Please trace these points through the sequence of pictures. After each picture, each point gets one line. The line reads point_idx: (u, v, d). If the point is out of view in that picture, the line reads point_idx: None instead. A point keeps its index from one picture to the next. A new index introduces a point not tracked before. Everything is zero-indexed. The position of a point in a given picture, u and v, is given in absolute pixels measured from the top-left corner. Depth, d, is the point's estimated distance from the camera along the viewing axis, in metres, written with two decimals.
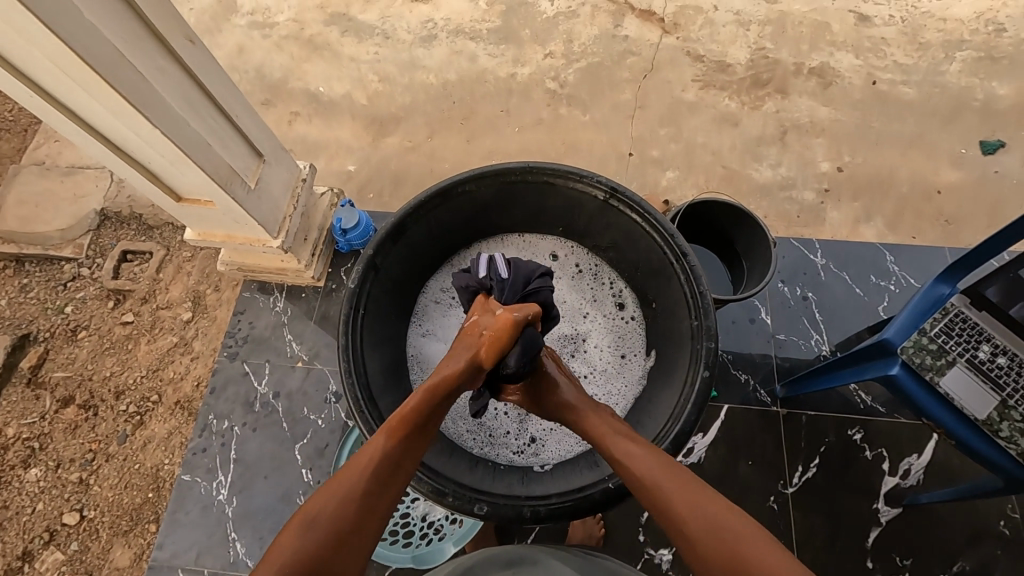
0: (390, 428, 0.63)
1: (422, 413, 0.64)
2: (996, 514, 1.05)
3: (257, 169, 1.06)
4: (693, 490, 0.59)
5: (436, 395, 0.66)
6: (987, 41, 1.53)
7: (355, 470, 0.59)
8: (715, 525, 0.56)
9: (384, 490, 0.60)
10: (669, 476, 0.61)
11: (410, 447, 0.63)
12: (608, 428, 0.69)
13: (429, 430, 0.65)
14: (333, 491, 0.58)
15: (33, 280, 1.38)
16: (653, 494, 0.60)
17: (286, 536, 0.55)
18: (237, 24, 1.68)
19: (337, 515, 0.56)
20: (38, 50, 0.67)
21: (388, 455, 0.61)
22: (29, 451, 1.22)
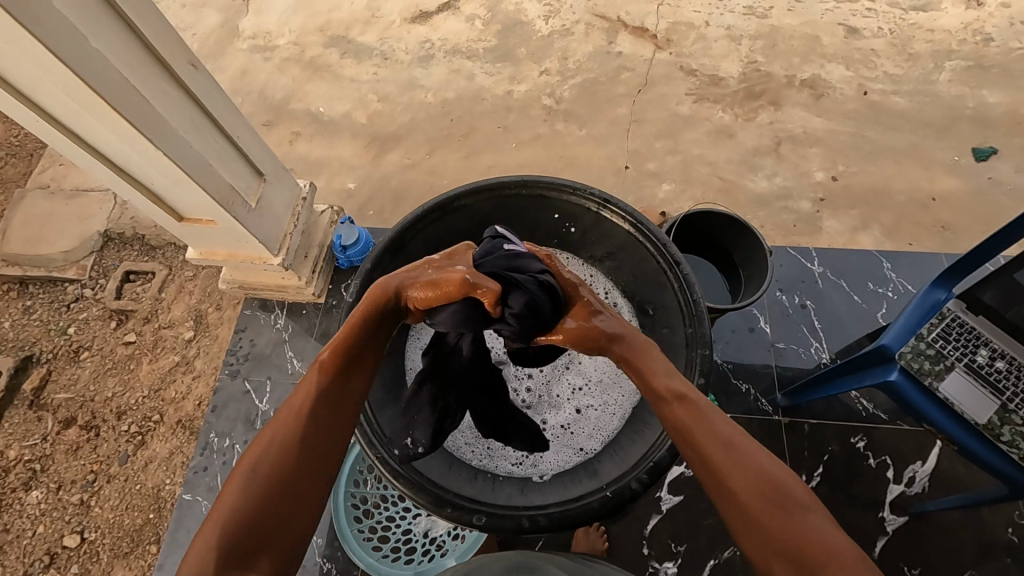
0: (321, 364, 0.63)
1: (354, 345, 0.64)
2: (1004, 522, 1.03)
3: (257, 188, 1.08)
4: (750, 450, 0.56)
5: (366, 323, 0.65)
6: (976, 50, 1.55)
7: (292, 412, 0.59)
8: (770, 489, 0.53)
9: (327, 425, 0.59)
10: (731, 433, 0.57)
11: (348, 378, 0.63)
12: (658, 369, 0.64)
13: (365, 362, 0.64)
14: (273, 435, 0.58)
15: (37, 302, 1.39)
16: (703, 446, 0.56)
17: (231, 486, 0.55)
18: (239, 48, 1.72)
19: (276, 457, 0.56)
20: (46, 76, 0.69)
21: (326, 389, 0.61)
22: (30, 473, 1.22)
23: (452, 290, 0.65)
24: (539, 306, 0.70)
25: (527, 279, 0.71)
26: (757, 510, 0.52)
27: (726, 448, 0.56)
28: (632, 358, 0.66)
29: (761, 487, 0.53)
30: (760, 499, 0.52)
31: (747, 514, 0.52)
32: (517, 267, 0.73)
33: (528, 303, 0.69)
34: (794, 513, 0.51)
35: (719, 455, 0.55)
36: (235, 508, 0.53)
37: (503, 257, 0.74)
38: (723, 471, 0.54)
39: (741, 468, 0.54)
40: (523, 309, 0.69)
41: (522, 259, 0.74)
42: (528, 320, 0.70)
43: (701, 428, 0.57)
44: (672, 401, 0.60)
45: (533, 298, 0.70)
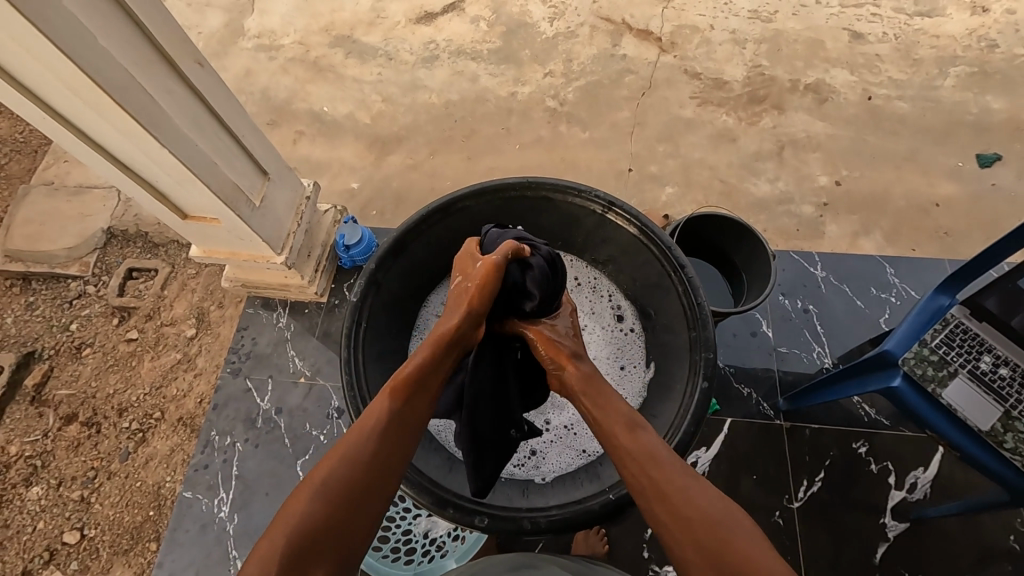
0: (391, 388, 0.63)
1: (424, 371, 0.64)
2: (1005, 529, 1.03)
3: (261, 187, 1.08)
4: (693, 477, 0.58)
5: (437, 348, 0.66)
6: (980, 56, 1.55)
7: (360, 434, 0.60)
8: (711, 513, 0.55)
9: (389, 451, 0.59)
10: (673, 460, 0.60)
11: (415, 405, 0.63)
12: (611, 408, 0.65)
13: (430, 390, 0.65)
14: (339, 456, 0.58)
15: (39, 298, 1.39)
16: (652, 477, 0.58)
17: (297, 501, 0.55)
18: (244, 47, 1.72)
19: (341, 478, 0.56)
20: (52, 71, 0.69)
21: (394, 414, 0.61)
22: (31, 469, 1.23)
23: (496, 258, 0.68)
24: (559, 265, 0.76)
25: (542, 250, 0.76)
26: (699, 532, 0.54)
27: (669, 472, 0.58)
28: (594, 380, 0.69)
29: (701, 511, 0.55)
30: (701, 523, 0.54)
31: (688, 537, 0.54)
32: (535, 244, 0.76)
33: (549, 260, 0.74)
34: (735, 537, 0.53)
35: (660, 478, 0.58)
36: (299, 528, 0.53)
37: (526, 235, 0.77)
38: (663, 494, 0.57)
39: (684, 493, 0.56)
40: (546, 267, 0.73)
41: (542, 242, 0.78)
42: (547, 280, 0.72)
43: (649, 464, 0.59)
44: (620, 428, 0.63)
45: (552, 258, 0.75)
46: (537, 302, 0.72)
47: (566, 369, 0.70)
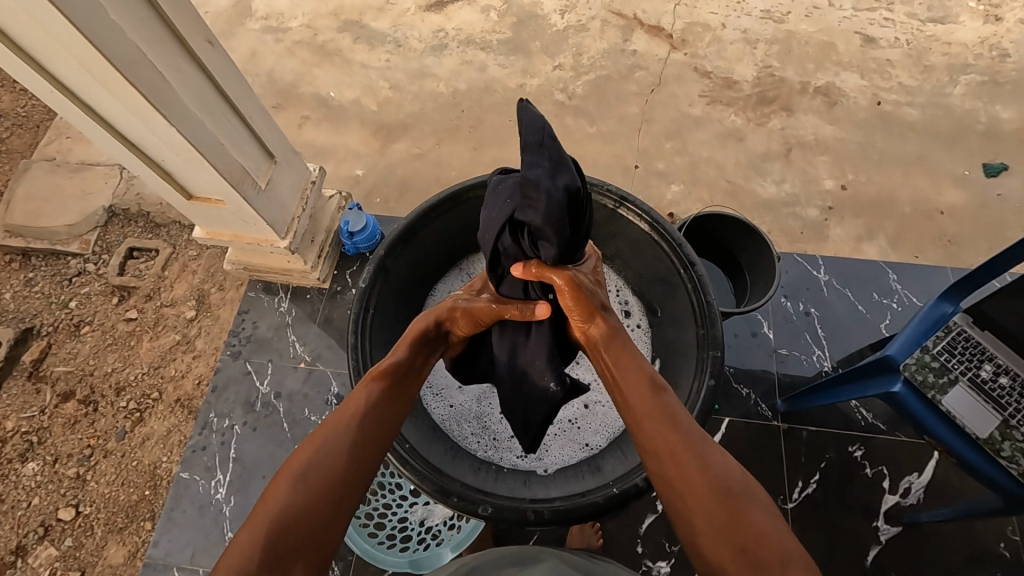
0: (371, 380, 0.65)
1: (404, 364, 0.68)
2: (995, 536, 1.04)
3: (268, 170, 1.07)
4: (712, 448, 0.59)
5: (413, 346, 0.70)
6: (991, 65, 1.55)
7: (343, 422, 0.60)
8: (724, 481, 0.55)
9: (371, 440, 0.60)
10: (692, 428, 0.61)
11: (395, 396, 0.65)
12: (633, 368, 0.66)
13: (409, 386, 0.67)
14: (322, 444, 0.57)
15: (38, 275, 1.39)
16: (669, 440, 0.59)
17: (277, 489, 0.54)
18: (251, 28, 1.71)
19: (325, 464, 0.56)
20: (62, 44, 0.68)
21: (375, 404, 0.63)
22: (27, 445, 1.22)
23: (509, 313, 0.74)
24: (581, 197, 0.64)
25: (563, 176, 0.61)
26: (709, 500, 0.54)
27: (687, 439, 0.59)
28: (617, 338, 0.69)
29: (713, 477, 0.55)
30: (714, 491, 0.55)
31: (697, 501, 0.55)
32: (553, 168, 0.60)
33: (568, 192, 0.61)
34: (747, 509, 0.53)
35: (677, 442, 0.58)
36: (281, 513, 0.52)
37: (546, 145, 0.59)
38: (678, 457, 0.57)
39: (699, 459, 0.57)
40: (561, 202, 0.61)
41: (566, 157, 0.61)
42: (562, 218, 0.62)
43: (667, 429, 0.60)
44: (644, 387, 0.64)
45: (575, 190, 0.62)
46: (556, 254, 0.65)
47: (594, 322, 0.70)
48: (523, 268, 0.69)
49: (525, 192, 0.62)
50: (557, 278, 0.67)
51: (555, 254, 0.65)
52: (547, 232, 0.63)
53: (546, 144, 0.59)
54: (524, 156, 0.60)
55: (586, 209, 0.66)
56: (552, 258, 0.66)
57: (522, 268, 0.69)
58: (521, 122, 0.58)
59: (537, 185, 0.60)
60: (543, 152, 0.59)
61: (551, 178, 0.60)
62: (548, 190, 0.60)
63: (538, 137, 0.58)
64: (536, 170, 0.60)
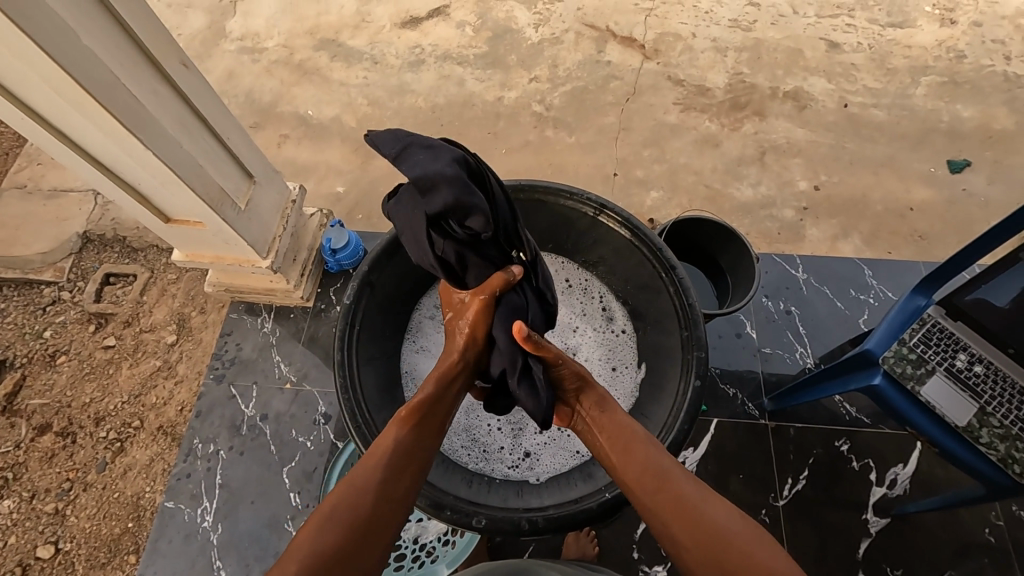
0: (401, 418, 0.67)
1: (433, 399, 0.70)
2: (981, 523, 1.06)
3: (247, 190, 1.06)
4: (714, 502, 0.61)
5: (439, 382, 0.72)
6: (950, 66, 1.61)
7: (372, 461, 0.63)
8: (732, 533, 0.58)
9: (398, 479, 0.62)
10: (690, 481, 0.63)
11: (422, 434, 0.67)
12: (626, 430, 0.70)
13: (438, 422, 0.69)
14: (352, 484, 0.60)
15: (11, 305, 1.35)
16: (670, 495, 0.62)
17: (310, 529, 0.56)
18: (226, 49, 1.70)
19: (352, 504, 0.58)
20: (33, 70, 0.67)
21: (403, 443, 0.65)
22: (2, 481, 1.18)
23: (495, 288, 0.75)
24: (469, 165, 0.70)
25: (442, 157, 0.67)
26: (719, 547, 0.57)
27: (689, 495, 0.62)
28: (603, 408, 0.73)
29: (722, 532, 0.58)
30: (724, 546, 0.57)
31: (711, 555, 0.57)
32: (429, 156, 0.67)
33: (455, 162, 0.67)
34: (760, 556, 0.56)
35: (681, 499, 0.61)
36: (311, 551, 0.54)
37: (409, 144, 0.68)
38: (686, 514, 0.60)
39: (703, 515, 0.60)
40: (454, 169, 0.66)
41: (435, 144, 0.69)
42: (466, 185, 0.67)
43: (666, 486, 0.63)
44: (635, 445, 0.68)
45: (461, 159, 0.68)
46: (486, 217, 0.68)
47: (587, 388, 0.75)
48: (524, 334, 0.72)
49: (422, 187, 0.66)
50: (548, 349, 0.73)
51: (484, 217, 0.68)
52: (462, 203, 0.66)
53: (408, 144, 0.68)
54: (401, 166, 0.68)
55: (485, 177, 0.71)
56: (484, 224, 0.68)
57: (520, 339, 0.73)
58: (380, 151, 0.69)
59: (425, 174, 0.66)
60: (412, 151, 0.68)
61: (435, 161, 0.67)
62: (437, 171, 0.66)
63: (398, 146, 0.68)
64: (420, 163, 0.66)
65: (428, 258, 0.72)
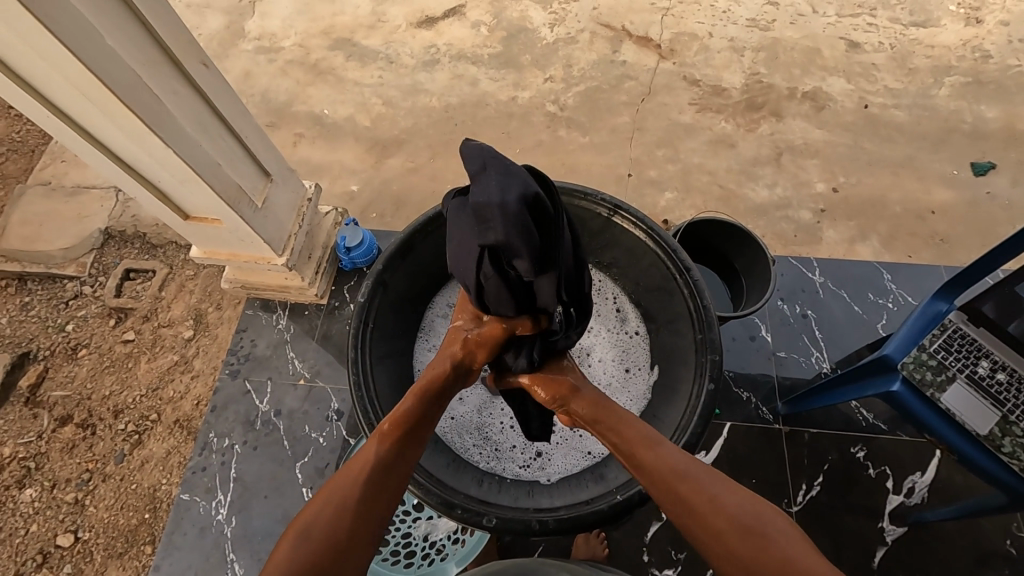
0: (382, 434, 0.66)
1: (414, 414, 0.68)
2: (1002, 533, 1.04)
3: (264, 188, 1.08)
4: (723, 491, 0.61)
5: (425, 396, 0.71)
6: (974, 66, 1.57)
7: (351, 476, 0.62)
8: (751, 525, 0.57)
9: (379, 495, 0.62)
10: (704, 476, 0.62)
11: (403, 449, 0.66)
12: (630, 433, 0.68)
13: (421, 436, 0.68)
14: (330, 500, 0.60)
15: (35, 298, 1.38)
16: (680, 494, 0.61)
17: (285, 546, 0.58)
18: (244, 49, 1.73)
19: (331, 522, 0.59)
20: (59, 71, 0.69)
21: (384, 459, 0.64)
22: (25, 471, 1.21)
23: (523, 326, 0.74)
24: (542, 203, 0.64)
25: (513, 187, 0.63)
26: (734, 540, 0.57)
27: (699, 492, 0.60)
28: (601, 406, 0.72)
29: (742, 522, 0.58)
30: (743, 538, 0.57)
31: (725, 550, 0.57)
32: (502, 184, 0.63)
33: (523, 200, 0.62)
34: (783, 547, 0.56)
35: (692, 496, 0.60)
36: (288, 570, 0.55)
37: (490, 166, 0.64)
38: (700, 512, 0.59)
39: (715, 507, 0.59)
40: (518, 210, 0.62)
41: (514, 170, 0.64)
42: (525, 227, 0.62)
43: (678, 485, 0.61)
44: (640, 447, 0.66)
45: (532, 196, 0.63)
46: (533, 264, 0.64)
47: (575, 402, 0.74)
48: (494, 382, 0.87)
49: (483, 214, 0.63)
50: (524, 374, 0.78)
51: (533, 264, 0.64)
52: (516, 244, 0.62)
53: (488, 164, 0.64)
54: (474, 186, 0.65)
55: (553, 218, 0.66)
56: (531, 270, 0.65)
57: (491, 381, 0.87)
58: (465, 158, 0.66)
59: (488, 203, 0.62)
60: (488, 174, 0.64)
61: (502, 193, 0.62)
62: (500, 203, 0.62)
63: (478, 164, 0.64)
64: (488, 190, 0.63)
65: (470, 277, 0.70)
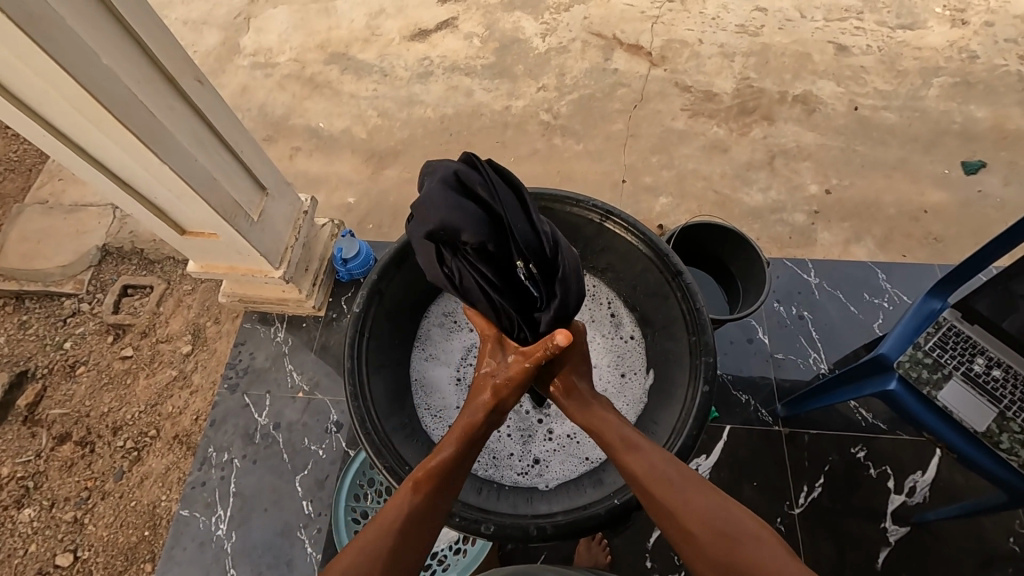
0: (414, 482, 0.67)
1: (447, 464, 0.69)
2: (1005, 531, 1.03)
3: (260, 202, 1.08)
4: (697, 492, 0.63)
5: (461, 444, 0.72)
6: (962, 67, 1.59)
7: (384, 525, 0.63)
8: (725, 529, 0.60)
9: (409, 545, 0.63)
10: (683, 482, 0.64)
11: (434, 500, 0.66)
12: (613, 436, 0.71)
13: (451, 488, 0.69)
14: (361, 549, 0.61)
15: (33, 317, 1.38)
16: (654, 496, 0.64)
17: None
18: (240, 65, 1.74)
19: (361, 572, 0.59)
20: (56, 90, 0.70)
21: (415, 509, 0.65)
22: (23, 490, 1.21)
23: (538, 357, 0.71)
24: (469, 184, 0.70)
25: (437, 180, 0.70)
26: (707, 544, 0.59)
27: (673, 494, 0.63)
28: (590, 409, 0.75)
29: (713, 525, 0.60)
30: (715, 540, 0.59)
31: (699, 552, 0.60)
32: (430, 182, 0.71)
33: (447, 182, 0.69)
34: (754, 551, 0.57)
35: (667, 498, 0.63)
36: None
37: (424, 177, 0.74)
38: (675, 514, 0.62)
39: (687, 510, 0.61)
40: (440, 191, 0.68)
41: (438, 169, 0.72)
42: (452, 201, 0.68)
43: (653, 487, 0.64)
44: (623, 449, 0.69)
45: (455, 178, 0.70)
46: (474, 231, 0.67)
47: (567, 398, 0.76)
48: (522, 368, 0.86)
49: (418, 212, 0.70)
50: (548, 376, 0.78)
51: (472, 233, 0.67)
52: (451, 221, 0.67)
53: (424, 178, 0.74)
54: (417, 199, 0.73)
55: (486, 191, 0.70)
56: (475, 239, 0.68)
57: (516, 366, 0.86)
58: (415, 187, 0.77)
59: (421, 201, 0.70)
60: (423, 183, 0.73)
61: (431, 186, 0.70)
62: (427, 195, 0.69)
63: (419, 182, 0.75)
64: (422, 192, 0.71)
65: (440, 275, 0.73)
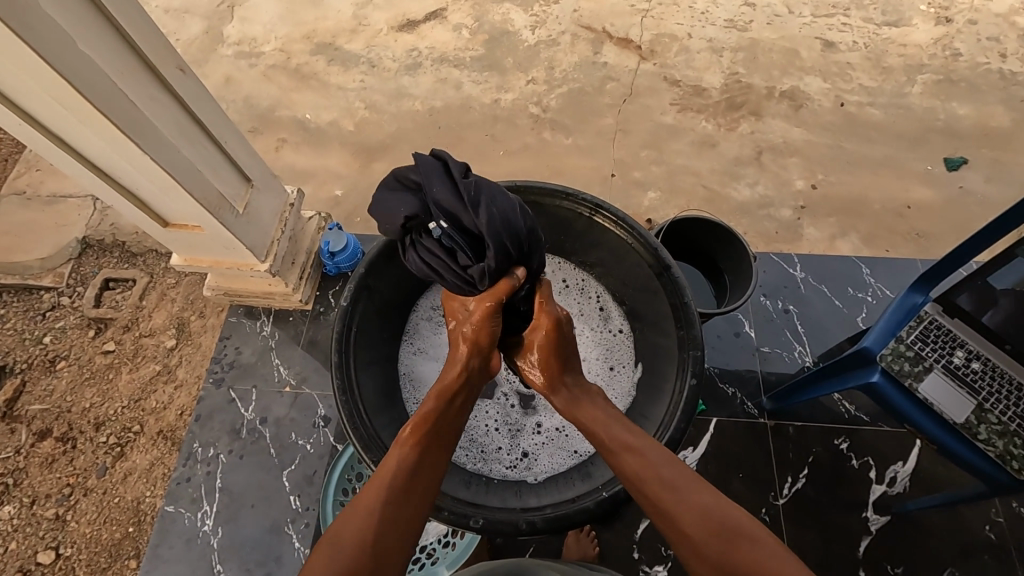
0: (402, 439, 0.68)
1: (433, 415, 0.71)
2: (982, 520, 1.06)
3: (245, 194, 1.07)
4: (694, 492, 0.63)
5: (442, 397, 0.73)
6: (945, 64, 1.61)
7: (379, 482, 0.64)
8: (723, 528, 0.60)
9: (406, 499, 0.63)
10: (680, 482, 0.64)
11: (424, 453, 0.67)
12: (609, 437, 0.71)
13: (441, 441, 0.70)
14: (359, 509, 0.61)
15: (10, 311, 1.35)
16: (651, 495, 0.64)
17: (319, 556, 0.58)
18: (224, 54, 1.71)
19: (363, 527, 0.59)
20: (33, 79, 0.67)
21: (406, 462, 0.66)
22: (3, 487, 1.18)
23: (497, 292, 0.74)
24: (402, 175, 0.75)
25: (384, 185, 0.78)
26: (704, 543, 0.59)
27: (671, 495, 0.63)
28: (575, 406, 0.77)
29: (711, 523, 0.60)
30: (712, 538, 0.59)
31: (696, 551, 0.60)
32: None
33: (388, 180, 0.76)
34: (751, 550, 0.58)
35: (663, 498, 0.63)
36: None
37: None
38: (672, 514, 0.62)
39: (685, 510, 0.62)
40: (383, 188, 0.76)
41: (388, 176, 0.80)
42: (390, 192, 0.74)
43: (651, 487, 0.64)
44: (620, 449, 0.69)
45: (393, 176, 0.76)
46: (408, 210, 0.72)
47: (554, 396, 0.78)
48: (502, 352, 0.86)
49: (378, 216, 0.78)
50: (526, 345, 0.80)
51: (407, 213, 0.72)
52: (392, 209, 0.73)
53: None
54: None
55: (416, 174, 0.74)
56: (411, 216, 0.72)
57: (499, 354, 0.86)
58: None
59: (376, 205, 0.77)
60: None
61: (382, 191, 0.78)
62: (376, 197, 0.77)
63: None
64: None
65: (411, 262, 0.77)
